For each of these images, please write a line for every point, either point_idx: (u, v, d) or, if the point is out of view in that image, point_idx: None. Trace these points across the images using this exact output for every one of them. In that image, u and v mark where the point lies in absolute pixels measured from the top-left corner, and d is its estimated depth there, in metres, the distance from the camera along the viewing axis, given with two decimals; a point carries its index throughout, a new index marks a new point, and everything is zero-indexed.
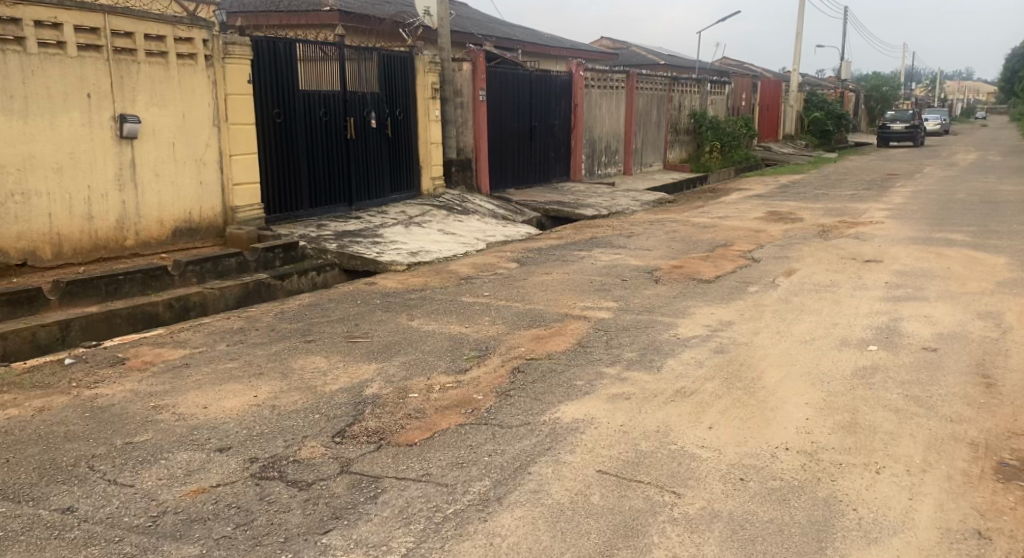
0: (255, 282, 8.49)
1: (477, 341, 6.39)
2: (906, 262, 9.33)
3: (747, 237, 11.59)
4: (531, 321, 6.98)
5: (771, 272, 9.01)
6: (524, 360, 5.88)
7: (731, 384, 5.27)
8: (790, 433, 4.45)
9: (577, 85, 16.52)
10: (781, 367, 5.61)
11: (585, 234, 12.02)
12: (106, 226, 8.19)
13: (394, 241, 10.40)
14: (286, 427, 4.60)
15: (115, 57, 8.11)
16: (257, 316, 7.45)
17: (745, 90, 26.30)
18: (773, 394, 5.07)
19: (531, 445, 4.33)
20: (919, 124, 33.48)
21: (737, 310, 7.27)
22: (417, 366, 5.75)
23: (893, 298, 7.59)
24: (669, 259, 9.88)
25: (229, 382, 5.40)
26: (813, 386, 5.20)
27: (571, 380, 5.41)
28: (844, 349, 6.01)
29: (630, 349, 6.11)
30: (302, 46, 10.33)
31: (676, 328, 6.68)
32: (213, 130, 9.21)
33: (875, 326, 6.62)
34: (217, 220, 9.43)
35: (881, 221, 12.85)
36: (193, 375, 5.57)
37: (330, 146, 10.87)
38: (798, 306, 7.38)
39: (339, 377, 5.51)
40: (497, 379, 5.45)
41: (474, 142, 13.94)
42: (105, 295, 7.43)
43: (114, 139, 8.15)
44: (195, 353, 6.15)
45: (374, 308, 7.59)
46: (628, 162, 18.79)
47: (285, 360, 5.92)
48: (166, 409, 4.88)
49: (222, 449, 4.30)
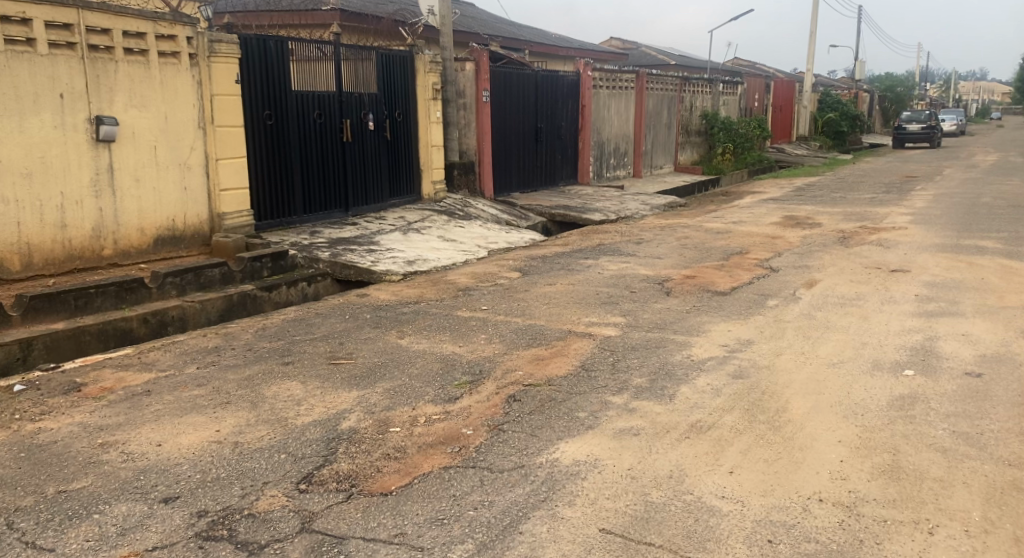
0: (240, 294, 7.91)
1: (470, 363, 5.81)
2: (936, 273, 8.72)
3: (763, 244, 10.99)
4: (531, 340, 6.40)
5: (792, 283, 8.41)
6: (521, 386, 5.29)
7: (751, 417, 4.68)
8: (822, 479, 3.85)
9: (585, 85, 15.95)
10: (808, 397, 5.00)
11: (593, 241, 11.42)
12: (80, 235, 7.66)
13: (390, 249, 9.83)
14: (245, 471, 4.04)
15: (91, 55, 7.58)
16: (236, 333, 6.89)
17: (759, 90, 25.82)
18: (801, 430, 4.47)
19: (524, 495, 3.75)
20: (937, 125, 32.72)
21: (755, 327, 6.66)
22: (402, 395, 5.16)
23: (926, 314, 6.98)
24: (681, 269, 9.29)
25: (191, 414, 4.83)
26: (845, 419, 4.59)
27: (573, 411, 4.83)
28: (877, 375, 5.40)
29: (639, 374, 5.51)
30: (295, 44, 9.79)
31: (689, 349, 6.09)
32: (198, 133, 8.67)
33: (909, 347, 6.01)
34: (204, 228, 8.88)
35: (905, 226, 12.24)
36: (153, 404, 5.01)
37: (324, 148, 10.32)
38: (823, 323, 6.77)
39: (314, 408, 4.93)
40: (490, 410, 4.87)
41: (477, 143, 13.36)
42: (73, 310, 6.89)
43: (89, 143, 7.62)
44: (160, 377, 5.59)
45: (362, 324, 7.02)
46: (637, 164, 18.18)
47: (256, 387, 5.34)
48: (115, 447, 4.33)
49: (166, 499, 3.73)
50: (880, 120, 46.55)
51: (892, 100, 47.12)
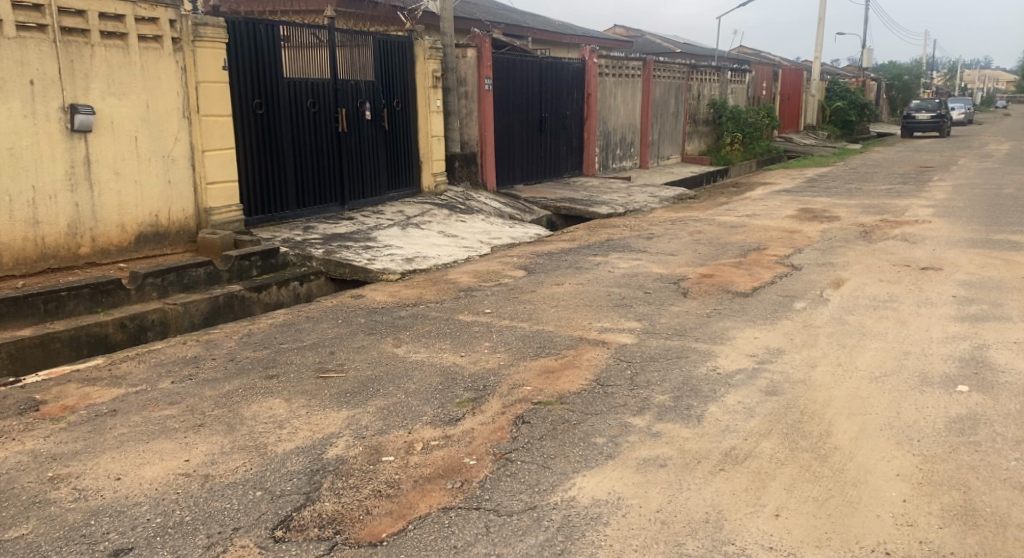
0: (226, 296, 7.35)
1: (473, 377, 5.24)
2: (971, 271, 8.16)
3: (781, 239, 10.43)
4: (538, 348, 5.83)
5: (817, 283, 7.84)
6: (530, 405, 4.73)
7: (792, 444, 4.14)
8: (884, 526, 3.40)
9: (591, 73, 15.34)
10: (854, 418, 4.45)
11: (601, 236, 10.85)
12: (55, 232, 7.10)
13: (388, 246, 9.25)
14: (213, 513, 3.52)
15: (64, 38, 7.00)
16: (218, 340, 6.34)
17: (767, 79, 25.17)
18: (851, 460, 3.95)
19: (537, 547, 3.29)
20: (947, 114, 32.02)
21: (784, 334, 6.09)
22: (398, 415, 4.61)
23: (969, 319, 6.44)
24: (696, 267, 8.71)
25: (158, 439, 4.26)
26: (900, 446, 4.08)
27: (589, 436, 4.27)
28: (927, 390, 4.86)
29: (662, 390, 4.94)
30: (288, 28, 9.19)
31: (714, 360, 5.52)
32: (182, 123, 8.08)
33: (958, 357, 5.47)
34: (189, 224, 8.31)
35: (928, 219, 11.66)
36: (118, 427, 4.44)
37: (319, 139, 9.74)
38: (857, 329, 6.22)
39: (298, 431, 4.38)
40: (496, 434, 4.31)
41: (480, 134, 12.78)
42: (42, 315, 6.34)
43: (63, 133, 7.06)
44: (130, 394, 5.02)
45: (356, 331, 6.46)
46: (644, 155, 17.56)
47: (234, 406, 4.77)
48: (67, 480, 3.79)
49: (119, 553, 3.24)
50: (887, 108, 45.81)
51: (899, 87, 46.45)
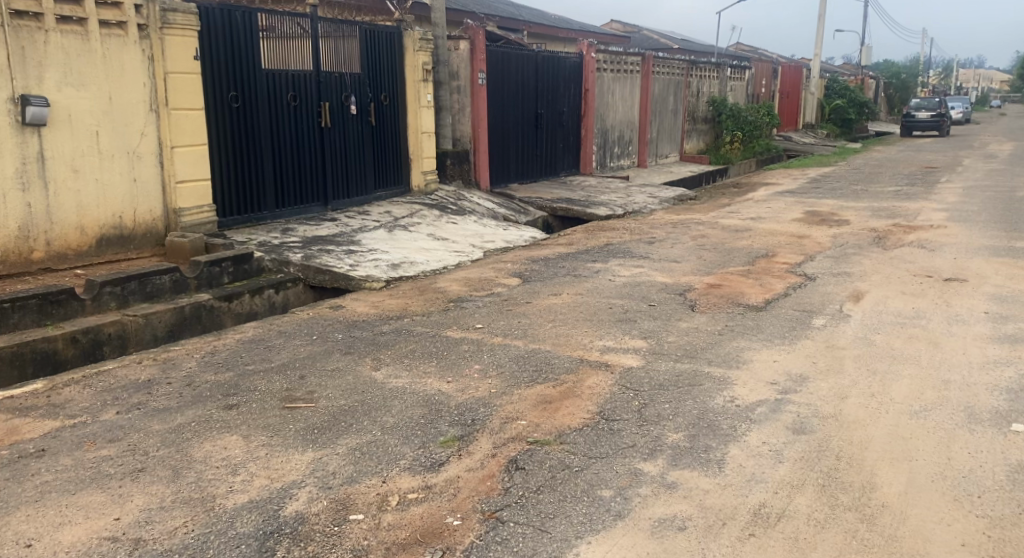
0: (193, 306, 6.65)
1: (460, 409, 4.59)
2: (999, 283, 7.57)
3: (790, 244, 9.82)
4: (534, 373, 5.20)
5: (836, 295, 7.23)
6: (524, 445, 4.09)
7: (832, 500, 3.54)
8: None
9: (588, 68, 14.70)
10: (899, 465, 3.85)
11: (600, 240, 10.23)
12: (4, 235, 6.45)
13: (373, 250, 8.60)
14: None
15: (14, 23, 6.35)
16: (178, 359, 5.69)
17: (767, 76, 24.57)
18: (903, 523, 3.35)
19: None
20: (947, 112, 31.47)
21: (806, 357, 5.48)
22: (371, 458, 3.98)
23: (1007, 340, 5.83)
24: (703, 276, 8.09)
25: (87, 491, 3.62)
26: (959, 504, 3.49)
27: (593, 488, 3.64)
28: (979, 430, 4.25)
29: (676, 427, 4.31)
30: (267, 17, 8.51)
31: (732, 389, 4.89)
32: (149, 117, 7.40)
33: (1005, 387, 4.86)
34: (158, 226, 7.63)
35: (943, 224, 11.05)
36: (41, 473, 3.81)
37: (299, 135, 9.07)
38: (886, 351, 5.61)
39: (254, 479, 3.75)
40: (485, 485, 3.68)
41: (473, 131, 12.10)
42: None
43: (14, 127, 6.40)
44: (65, 428, 4.37)
45: (332, 350, 5.81)
46: (643, 153, 16.91)
47: (183, 445, 4.14)
48: None
49: None
50: (886, 106, 45.18)
51: (897, 87, 45.97)
